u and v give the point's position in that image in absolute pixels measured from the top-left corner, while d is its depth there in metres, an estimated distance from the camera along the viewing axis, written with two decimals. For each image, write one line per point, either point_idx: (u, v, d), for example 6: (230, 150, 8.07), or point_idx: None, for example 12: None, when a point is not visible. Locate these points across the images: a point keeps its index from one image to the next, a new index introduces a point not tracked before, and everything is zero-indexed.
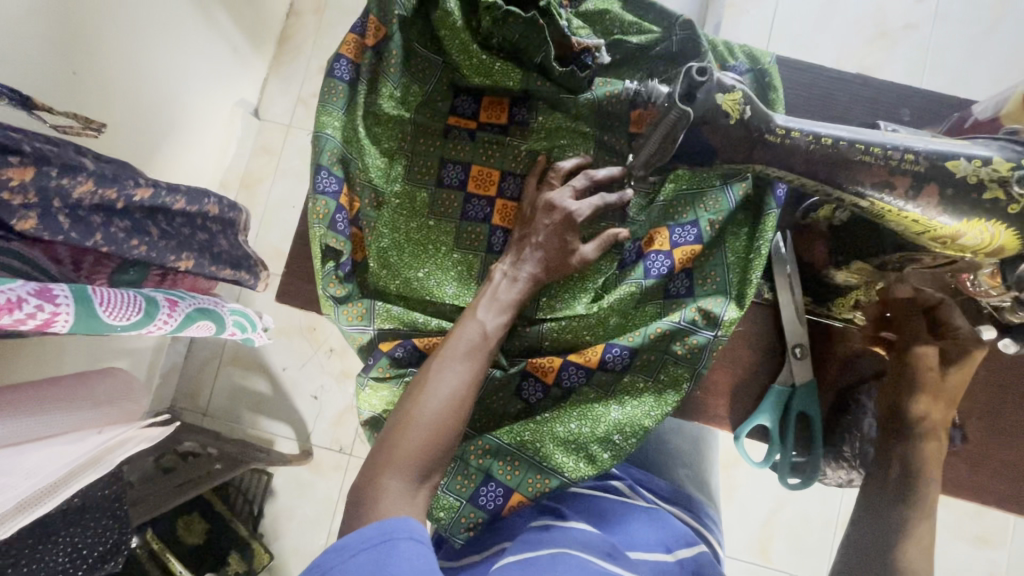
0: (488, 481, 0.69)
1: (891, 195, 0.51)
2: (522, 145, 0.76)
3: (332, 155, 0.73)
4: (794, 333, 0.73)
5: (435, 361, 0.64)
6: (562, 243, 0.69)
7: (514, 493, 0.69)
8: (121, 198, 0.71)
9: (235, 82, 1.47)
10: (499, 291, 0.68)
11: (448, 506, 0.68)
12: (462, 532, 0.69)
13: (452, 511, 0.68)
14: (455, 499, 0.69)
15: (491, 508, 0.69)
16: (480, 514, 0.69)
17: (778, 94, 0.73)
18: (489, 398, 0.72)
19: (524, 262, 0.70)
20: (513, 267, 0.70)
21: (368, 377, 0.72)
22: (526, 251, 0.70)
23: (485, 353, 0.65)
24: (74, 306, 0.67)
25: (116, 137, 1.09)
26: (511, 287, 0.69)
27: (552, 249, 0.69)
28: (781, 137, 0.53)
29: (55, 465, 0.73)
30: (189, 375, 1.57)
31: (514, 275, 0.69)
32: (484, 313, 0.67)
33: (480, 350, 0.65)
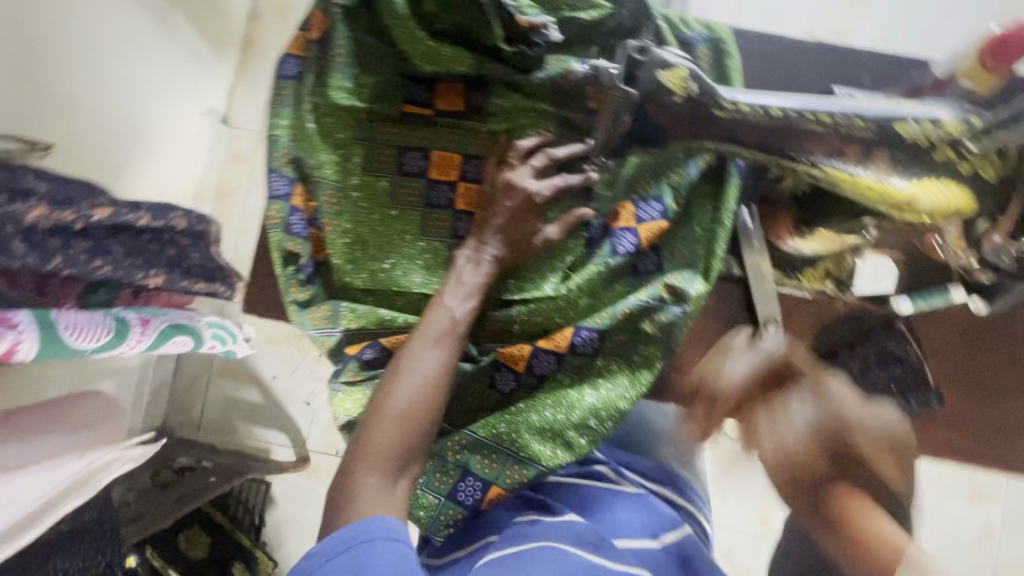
0: (466, 476, 0.69)
1: (845, 162, 0.50)
2: (482, 127, 0.75)
3: (282, 155, 0.75)
4: (766, 307, 0.72)
5: (404, 351, 0.63)
6: (519, 228, 0.68)
7: (492, 486, 0.68)
8: (79, 219, 0.64)
9: (200, 91, 1.44)
10: (464, 274, 0.67)
11: (427, 505, 0.68)
12: (442, 530, 0.68)
13: (431, 510, 0.68)
14: (433, 497, 0.68)
15: (470, 504, 0.69)
16: (459, 510, 0.68)
17: (734, 61, 0.72)
18: (463, 392, 0.73)
19: (487, 244, 0.68)
20: (476, 251, 0.68)
21: (339, 382, 0.72)
22: (487, 232, 0.68)
23: (456, 337, 0.64)
24: (36, 332, 0.66)
25: (84, 155, 1.06)
26: (476, 271, 0.67)
27: (511, 232, 0.68)
28: (729, 110, 0.51)
29: (31, 497, 0.69)
30: (180, 390, 1.56)
31: (478, 258, 0.68)
32: (451, 299, 0.66)
33: (451, 335, 0.64)
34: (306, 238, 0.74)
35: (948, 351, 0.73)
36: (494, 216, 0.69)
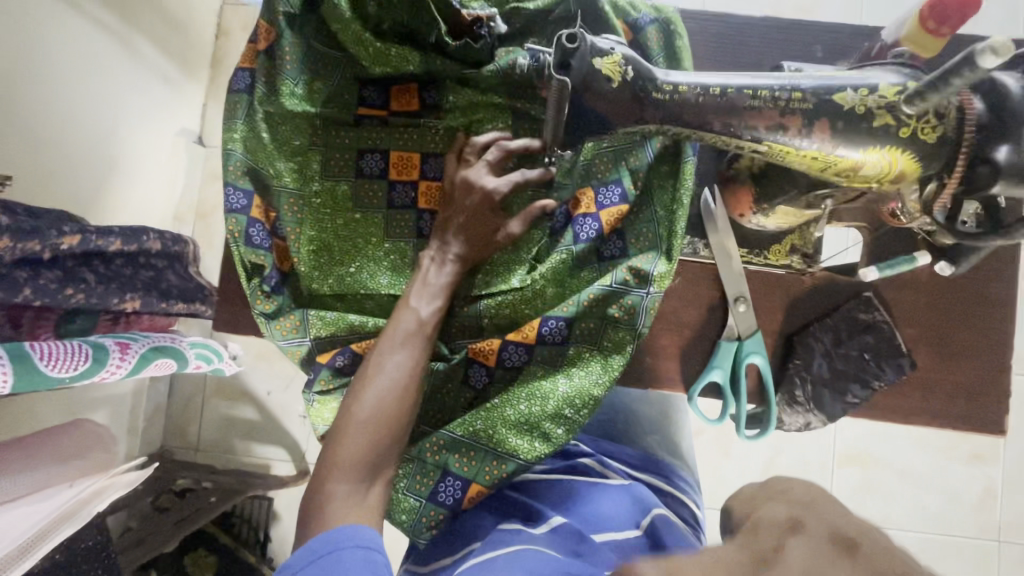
0: (445, 476, 0.70)
1: (786, 135, 0.50)
2: (439, 124, 0.76)
3: (239, 170, 0.73)
4: (735, 285, 0.72)
5: (371, 358, 0.65)
6: (482, 222, 0.69)
7: (471, 484, 0.70)
8: (47, 249, 0.70)
9: (171, 113, 1.43)
10: (429, 277, 0.70)
11: (409, 508, 0.70)
12: (427, 531, 0.70)
13: (413, 513, 0.70)
14: (413, 500, 0.70)
15: (451, 503, 0.70)
16: (441, 511, 0.70)
17: (683, 41, 0.72)
18: (437, 392, 0.73)
19: (451, 242, 0.70)
20: (440, 249, 0.70)
21: (313, 393, 0.72)
22: (449, 232, 0.70)
23: (421, 341, 0.66)
24: (11, 366, 0.66)
25: (50, 186, 1.05)
26: (440, 272, 0.70)
27: (472, 229, 0.70)
28: (669, 93, 0.51)
29: (23, 526, 0.73)
30: (175, 412, 1.55)
31: (442, 258, 0.70)
32: (416, 303, 0.68)
33: (416, 340, 0.66)
34: (271, 250, 0.74)
35: (918, 315, 0.72)
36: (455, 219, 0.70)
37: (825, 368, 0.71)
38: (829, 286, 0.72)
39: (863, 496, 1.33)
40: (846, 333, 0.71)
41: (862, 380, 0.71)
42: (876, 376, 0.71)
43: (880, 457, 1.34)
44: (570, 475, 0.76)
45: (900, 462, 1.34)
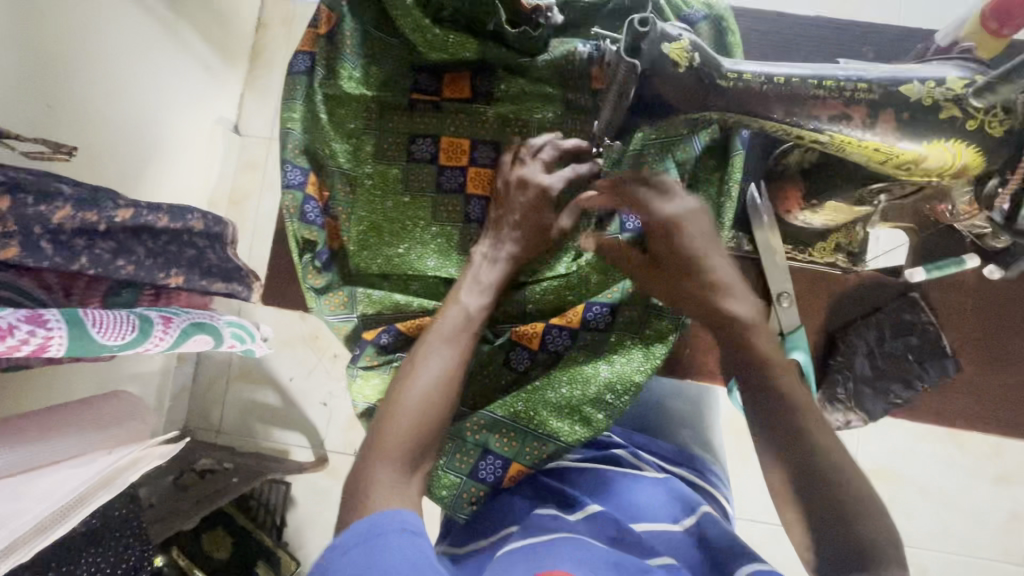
0: (486, 455, 0.73)
1: (850, 126, 0.51)
2: (488, 111, 0.77)
3: (295, 148, 0.74)
4: (778, 281, 0.73)
5: (419, 348, 0.66)
6: (538, 218, 0.72)
7: (512, 463, 0.73)
8: (103, 220, 0.73)
9: (212, 100, 1.47)
10: (480, 274, 0.71)
11: (449, 484, 0.71)
12: (466, 508, 0.71)
13: (453, 489, 0.71)
14: (455, 476, 0.72)
15: (492, 481, 0.72)
16: (481, 488, 0.72)
17: (734, 38, 0.73)
18: (480, 371, 0.77)
19: (504, 241, 0.72)
20: (493, 249, 0.72)
21: (357, 368, 0.73)
22: (506, 229, 0.72)
23: (469, 334, 0.67)
24: (66, 329, 0.68)
25: (97, 164, 1.08)
26: (491, 270, 0.71)
27: (527, 228, 0.72)
28: (733, 80, 0.52)
29: (63, 488, 0.75)
30: (199, 394, 1.57)
31: (493, 256, 0.72)
32: (466, 298, 0.69)
33: (464, 333, 0.67)
34: (322, 226, 0.74)
35: (960, 318, 0.73)
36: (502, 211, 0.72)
37: (868, 367, 0.72)
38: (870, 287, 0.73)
39: None
40: (891, 332, 0.72)
41: (906, 381, 0.73)
42: (919, 377, 0.73)
43: (902, 473, 1.34)
44: (604, 465, 0.75)
45: (922, 480, 1.33)
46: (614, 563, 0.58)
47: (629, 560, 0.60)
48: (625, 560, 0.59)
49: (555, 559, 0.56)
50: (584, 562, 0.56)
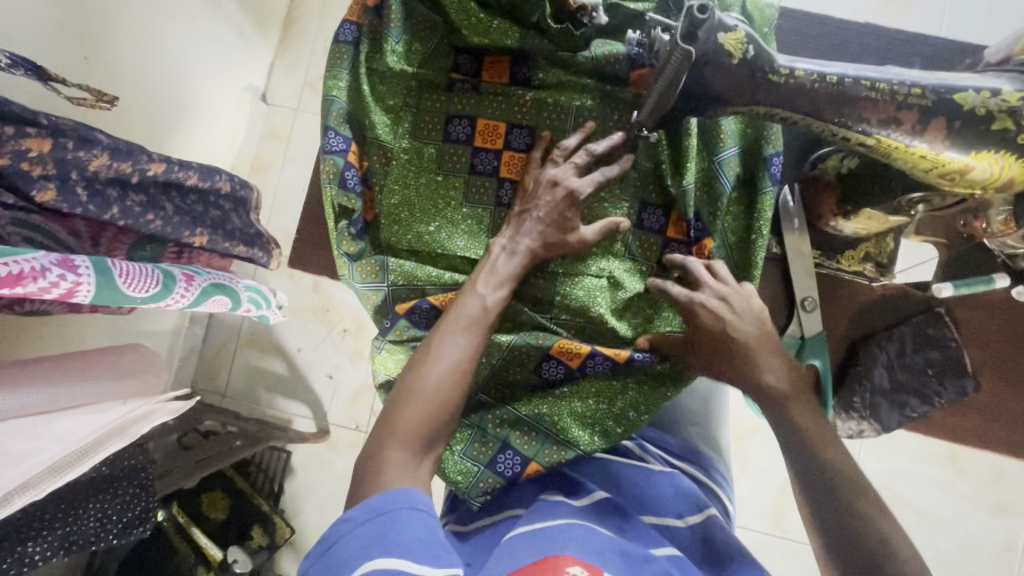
0: (505, 449, 0.72)
1: (898, 131, 0.51)
2: (527, 94, 0.76)
3: (338, 117, 0.76)
4: (803, 287, 0.72)
5: (434, 336, 0.65)
6: (562, 218, 0.70)
7: (530, 462, 0.72)
8: (136, 172, 0.74)
9: (243, 68, 1.48)
10: (497, 265, 0.70)
11: (465, 471, 0.71)
12: (480, 496, 0.71)
13: (470, 476, 0.71)
14: (472, 465, 0.72)
15: (509, 475, 0.72)
16: (498, 480, 0.71)
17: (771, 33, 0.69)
18: (506, 368, 0.75)
19: (523, 235, 0.70)
20: (512, 241, 0.70)
21: (386, 341, 0.74)
22: (526, 222, 0.71)
23: (485, 326, 0.66)
24: (95, 276, 0.68)
25: (129, 119, 1.09)
26: (509, 261, 0.70)
27: (550, 222, 0.70)
28: (785, 76, 0.53)
29: (81, 432, 0.76)
30: (207, 357, 1.59)
31: (512, 249, 0.70)
32: (484, 288, 0.68)
33: (479, 323, 0.66)
34: (357, 192, 0.75)
35: (988, 338, 0.72)
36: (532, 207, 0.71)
37: (885, 378, 0.72)
38: (900, 302, 0.73)
39: None
40: (912, 346, 0.72)
41: (923, 396, 0.72)
42: (937, 393, 0.72)
43: (900, 494, 1.34)
44: (612, 456, 0.77)
45: (919, 501, 1.34)
46: (620, 552, 0.59)
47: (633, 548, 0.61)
48: (631, 550, 0.60)
49: (561, 545, 0.57)
50: (590, 550, 0.57)
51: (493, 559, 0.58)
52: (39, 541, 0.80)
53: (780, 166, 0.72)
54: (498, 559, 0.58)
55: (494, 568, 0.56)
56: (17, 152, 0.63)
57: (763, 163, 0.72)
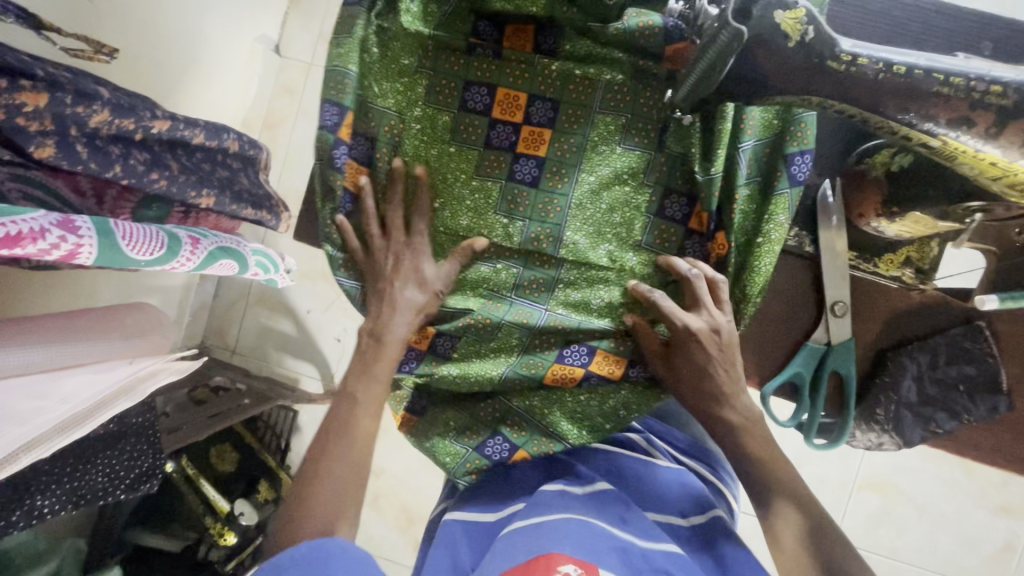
0: (495, 434, 0.73)
1: (969, 133, 0.46)
2: (552, 63, 0.70)
3: (341, 87, 0.72)
4: (834, 289, 0.68)
5: (330, 429, 0.68)
6: (396, 262, 0.73)
7: (518, 450, 0.73)
8: (139, 129, 0.72)
9: (256, 17, 1.41)
10: (384, 320, 0.72)
11: (454, 452, 0.73)
12: (466, 475, 0.74)
13: (457, 457, 0.73)
14: (460, 447, 0.73)
15: (496, 459, 0.73)
16: (485, 462, 0.73)
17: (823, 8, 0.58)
18: (512, 391, 0.73)
19: (407, 290, 0.72)
20: (399, 292, 0.72)
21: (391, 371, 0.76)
22: (399, 302, 0.72)
23: (373, 389, 0.70)
24: (97, 238, 0.65)
25: (138, 69, 1.05)
26: (399, 319, 0.72)
27: (412, 273, 0.73)
28: (846, 64, 0.47)
29: (86, 393, 0.75)
30: (217, 313, 1.60)
31: (399, 301, 0.72)
32: (362, 384, 0.70)
33: (356, 419, 0.69)
34: (344, 169, 0.74)
35: None
36: (401, 286, 0.72)
37: (914, 392, 0.68)
38: (937, 309, 0.68)
39: (877, 523, 1.32)
40: (945, 358, 0.67)
41: (952, 411, 0.68)
42: (966, 409, 0.67)
43: (903, 490, 1.32)
44: (618, 448, 0.76)
45: (922, 498, 1.32)
46: (617, 549, 0.59)
47: (633, 544, 0.60)
48: (628, 545, 0.60)
49: (555, 542, 0.57)
50: (584, 546, 0.57)
51: (489, 556, 0.58)
52: (47, 494, 0.81)
53: (805, 166, 0.66)
54: (494, 555, 0.58)
55: (489, 564, 0.57)
56: (12, 106, 0.59)
57: (783, 161, 0.66)
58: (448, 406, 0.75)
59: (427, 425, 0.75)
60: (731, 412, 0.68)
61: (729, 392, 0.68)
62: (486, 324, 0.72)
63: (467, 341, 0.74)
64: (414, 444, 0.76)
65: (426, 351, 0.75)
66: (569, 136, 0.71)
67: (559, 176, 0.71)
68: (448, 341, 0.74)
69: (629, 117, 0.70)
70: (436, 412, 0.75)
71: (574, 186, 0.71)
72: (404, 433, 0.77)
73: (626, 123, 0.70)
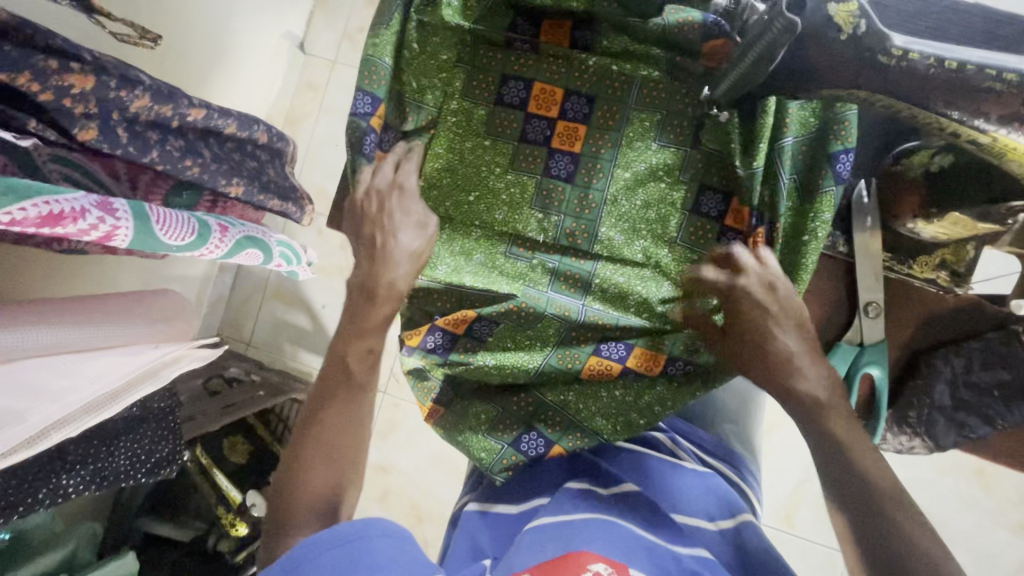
0: (530, 430, 0.73)
1: (1018, 129, 0.46)
2: (589, 60, 0.71)
3: (377, 76, 0.70)
4: (867, 290, 0.68)
5: (319, 404, 0.68)
6: (386, 215, 0.70)
7: (555, 445, 0.73)
8: (176, 116, 0.73)
9: (284, 14, 1.43)
10: (373, 276, 0.69)
11: (489, 448, 0.73)
12: (502, 472, 0.73)
13: (493, 453, 0.73)
14: (495, 443, 0.73)
15: (532, 455, 0.73)
16: (521, 458, 0.73)
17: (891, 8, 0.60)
18: (548, 377, 0.74)
19: (404, 240, 0.69)
20: (395, 242, 0.69)
21: (413, 358, 0.75)
22: (396, 252, 0.69)
23: (358, 366, 0.69)
24: (133, 221, 0.65)
25: (170, 59, 1.07)
26: (394, 269, 0.69)
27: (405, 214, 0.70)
28: (897, 59, 0.47)
29: (115, 373, 0.76)
30: (234, 305, 1.61)
31: (393, 256, 0.69)
32: (352, 359, 0.69)
33: (350, 384, 0.68)
34: (371, 158, 0.71)
35: None
36: (395, 233, 0.69)
37: (947, 397, 0.67)
38: (973, 313, 0.68)
39: None
40: (980, 363, 0.66)
41: (986, 417, 0.67)
42: (1000, 416, 0.67)
43: (920, 504, 1.31)
44: (645, 449, 0.75)
45: (939, 513, 1.30)
46: (646, 549, 0.58)
47: (664, 545, 0.59)
48: (656, 545, 0.59)
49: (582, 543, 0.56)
50: (616, 547, 0.57)
51: (514, 551, 0.58)
52: (72, 475, 0.81)
53: (848, 164, 0.65)
54: (519, 551, 0.58)
55: (516, 559, 0.56)
56: (60, 88, 0.61)
57: (827, 160, 0.66)
58: (478, 398, 0.75)
59: (458, 418, 0.75)
60: (794, 378, 0.62)
61: (799, 358, 0.62)
62: (530, 313, 0.72)
63: (507, 327, 0.73)
64: (446, 436, 0.76)
65: (461, 335, 0.74)
66: (603, 131, 0.71)
67: (594, 169, 0.72)
68: (486, 326, 0.73)
69: (664, 114, 0.70)
70: (466, 404, 0.76)
71: (608, 181, 0.71)
72: (432, 424, 0.77)
73: (661, 120, 0.70)
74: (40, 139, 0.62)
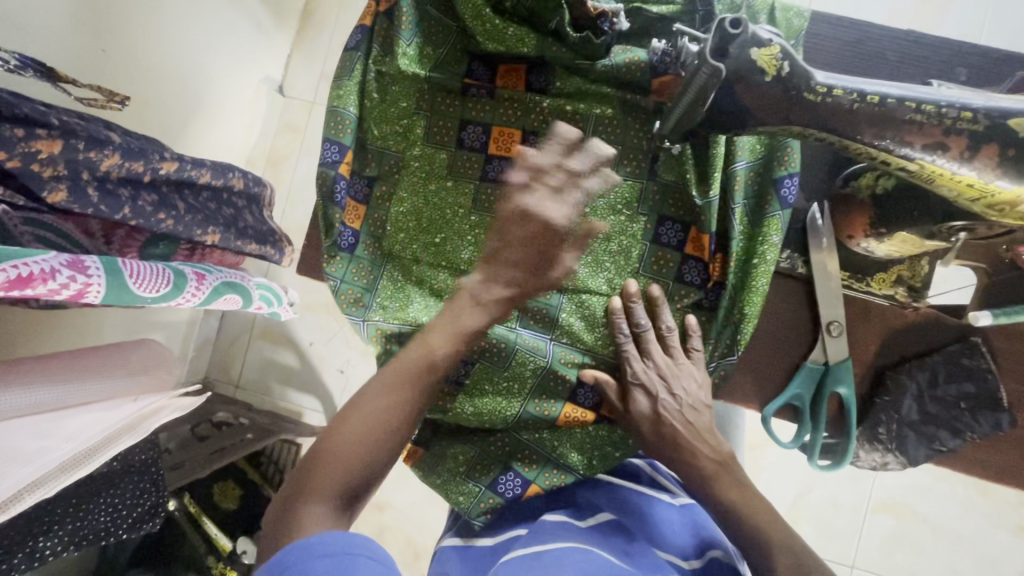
0: (507, 471, 0.73)
1: (944, 157, 0.50)
2: (544, 101, 0.73)
3: (342, 126, 0.74)
4: (828, 310, 0.69)
5: (369, 386, 0.63)
6: (520, 240, 0.66)
7: (531, 484, 0.73)
8: (148, 171, 0.71)
9: (261, 60, 1.47)
10: (477, 291, 0.67)
11: (467, 491, 0.73)
12: (480, 516, 0.73)
13: (471, 497, 0.73)
14: (473, 486, 0.73)
15: (509, 496, 0.73)
16: (498, 500, 0.73)
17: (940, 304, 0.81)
18: (526, 431, 0.74)
19: (499, 274, 0.66)
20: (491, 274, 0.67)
21: None
22: (501, 269, 0.66)
23: (428, 376, 0.64)
24: (106, 278, 0.64)
25: (147, 113, 1.09)
26: (495, 290, 0.66)
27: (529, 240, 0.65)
28: (822, 95, 0.52)
29: (95, 428, 0.72)
30: (221, 347, 1.61)
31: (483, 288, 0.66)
32: (416, 355, 0.64)
33: (421, 376, 0.63)
34: (344, 206, 0.75)
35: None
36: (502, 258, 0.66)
37: (914, 411, 0.68)
38: (936, 326, 0.69)
39: (893, 548, 1.30)
40: (944, 376, 0.68)
41: (954, 430, 0.68)
42: (968, 427, 0.68)
43: (920, 512, 1.30)
44: (622, 482, 0.75)
45: (940, 520, 1.30)
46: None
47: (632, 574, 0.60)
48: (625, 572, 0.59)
49: None
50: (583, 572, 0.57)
51: None
52: (50, 535, 0.79)
53: (793, 188, 0.68)
54: None
55: None
56: (27, 154, 0.60)
57: (773, 185, 0.69)
58: (457, 440, 0.75)
59: (436, 461, 0.75)
60: (684, 447, 0.68)
61: (688, 438, 0.68)
62: (500, 351, 0.72)
63: (482, 367, 0.72)
64: (425, 479, 0.76)
65: None
66: None
67: None
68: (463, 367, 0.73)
69: (621, 148, 0.72)
70: (444, 446, 0.75)
71: None
72: (411, 467, 0.78)
73: (618, 154, 0.72)
74: (9, 205, 0.62)
